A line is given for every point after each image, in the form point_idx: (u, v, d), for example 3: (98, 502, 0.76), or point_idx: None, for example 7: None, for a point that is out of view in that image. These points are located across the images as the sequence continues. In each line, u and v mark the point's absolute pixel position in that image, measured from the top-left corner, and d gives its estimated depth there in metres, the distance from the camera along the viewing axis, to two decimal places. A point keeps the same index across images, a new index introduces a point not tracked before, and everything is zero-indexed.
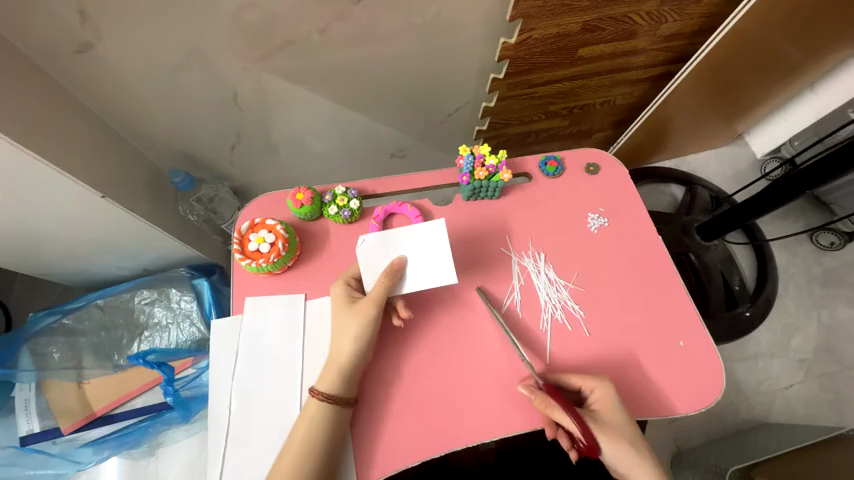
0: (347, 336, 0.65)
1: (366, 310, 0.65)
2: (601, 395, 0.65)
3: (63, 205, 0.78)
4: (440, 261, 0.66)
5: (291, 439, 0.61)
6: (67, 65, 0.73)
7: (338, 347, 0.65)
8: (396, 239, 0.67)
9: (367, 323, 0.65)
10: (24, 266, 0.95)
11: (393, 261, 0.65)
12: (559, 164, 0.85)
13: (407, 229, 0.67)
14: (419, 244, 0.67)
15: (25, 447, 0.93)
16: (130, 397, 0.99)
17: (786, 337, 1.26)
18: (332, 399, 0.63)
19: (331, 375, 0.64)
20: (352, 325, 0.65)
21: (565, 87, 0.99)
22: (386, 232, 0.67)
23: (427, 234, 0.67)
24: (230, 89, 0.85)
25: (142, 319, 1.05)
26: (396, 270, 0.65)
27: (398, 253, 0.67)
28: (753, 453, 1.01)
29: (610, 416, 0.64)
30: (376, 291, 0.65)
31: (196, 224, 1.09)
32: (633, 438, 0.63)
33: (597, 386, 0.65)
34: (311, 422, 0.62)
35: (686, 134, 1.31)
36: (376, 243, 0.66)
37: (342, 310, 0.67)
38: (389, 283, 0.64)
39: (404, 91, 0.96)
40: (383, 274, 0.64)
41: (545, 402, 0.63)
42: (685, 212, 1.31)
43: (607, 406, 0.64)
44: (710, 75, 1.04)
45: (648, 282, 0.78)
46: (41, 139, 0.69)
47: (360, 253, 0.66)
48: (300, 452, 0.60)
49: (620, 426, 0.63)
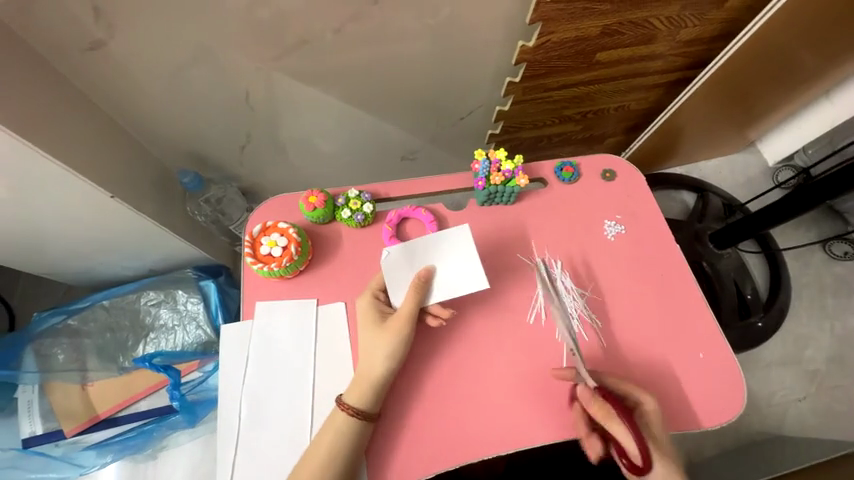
0: (379, 354, 0.63)
1: (400, 326, 0.63)
2: (651, 408, 0.62)
3: (72, 205, 0.77)
4: (467, 267, 0.67)
5: (313, 452, 0.59)
6: (78, 62, 0.72)
7: (369, 366, 0.63)
8: (421, 251, 0.67)
9: (402, 339, 0.63)
10: (30, 265, 0.94)
11: (421, 272, 0.65)
12: (575, 169, 0.83)
13: (431, 239, 0.68)
14: (445, 253, 0.67)
15: (28, 449, 0.91)
16: (134, 400, 0.97)
17: (798, 348, 1.25)
18: (361, 415, 0.60)
19: (359, 390, 0.62)
20: (386, 341, 0.63)
21: (580, 92, 0.97)
22: (409, 244, 0.67)
23: (451, 243, 0.68)
24: (242, 89, 0.84)
25: (149, 320, 1.04)
26: (424, 280, 0.65)
27: (425, 265, 0.67)
28: (768, 467, 0.99)
29: (660, 429, 0.62)
30: (407, 304, 0.64)
31: (204, 224, 1.07)
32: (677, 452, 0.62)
33: (646, 397, 0.63)
34: (337, 433, 0.60)
35: (698, 141, 1.29)
36: (401, 255, 0.67)
37: (371, 326, 0.65)
38: (419, 293, 0.64)
39: (417, 94, 0.95)
40: (412, 287, 0.64)
41: (606, 412, 0.59)
42: (697, 219, 1.30)
43: (656, 419, 0.62)
44: (727, 81, 1.03)
45: (667, 292, 0.76)
46: (50, 137, 0.68)
47: (385, 266, 0.66)
48: (321, 466, 0.59)
49: (667, 440, 0.62)
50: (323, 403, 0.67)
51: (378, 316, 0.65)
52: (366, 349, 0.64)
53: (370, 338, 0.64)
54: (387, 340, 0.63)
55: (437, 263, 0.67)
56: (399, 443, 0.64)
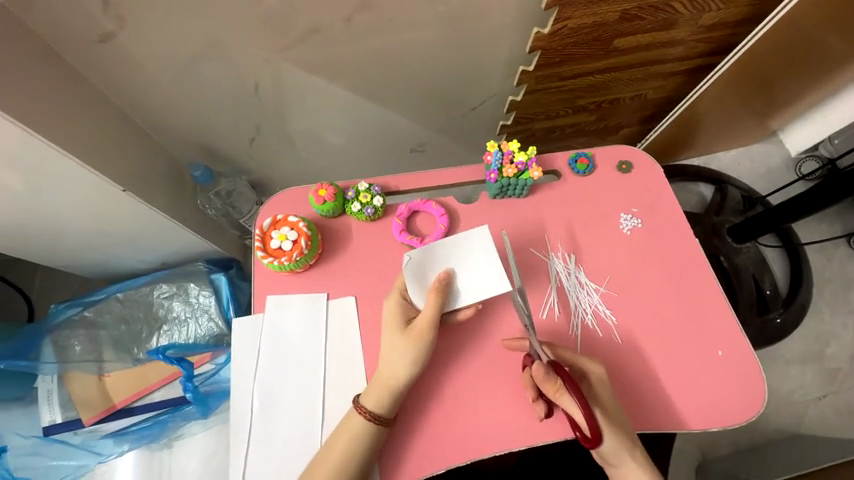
0: (402, 360, 0.61)
1: (423, 331, 0.61)
2: (600, 378, 0.63)
3: (85, 199, 0.77)
4: (488, 271, 0.66)
5: (330, 449, 0.60)
6: (88, 54, 0.72)
7: (389, 371, 0.62)
8: (440, 255, 0.66)
9: (425, 345, 0.62)
10: (48, 258, 0.96)
11: (441, 276, 0.64)
12: (590, 161, 0.81)
13: (453, 241, 0.67)
14: (464, 257, 0.67)
15: (48, 437, 0.94)
16: (149, 390, 0.98)
17: (819, 345, 1.21)
18: (379, 420, 0.60)
19: (379, 393, 0.61)
20: (409, 348, 0.61)
21: (596, 81, 0.94)
22: (432, 246, 0.66)
23: (471, 246, 0.67)
24: (250, 81, 0.83)
25: (162, 313, 1.05)
26: (445, 284, 0.64)
27: (445, 268, 0.66)
28: (785, 465, 0.98)
29: (609, 399, 0.62)
30: (429, 309, 0.62)
31: (214, 218, 1.08)
32: (627, 422, 0.62)
33: (596, 368, 0.63)
34: (351, 435, 0.60)
35: (717, 131, 1.25)
36: (421, 258, 0.65)
37: (393, 331, 0.63)
38: (441, 298, 0.63)
39: (427, 84, 0.93)
40: (433, 291, 0.62)
41: (555, 385, 0.59)
42: (715, 212, 1.26)
43: (605, 389, 0.62)
44: (751, 68, 0.98)
45: (685, 287, 0.74)
46: (62, 131, 0.68)
47: (406, 270, 0.64)
48: (336, 461, 0.59)
49: (616, 409, 0.62)
50: (335, 399, 0.67)
51: (402, 322, 0.64)
52: (388, 355, 0.62)
53: (393, 344, 0.62)
54: (410, 347, 0.61)
55: (456, 267, 0.66)
56: (411, 443, 0.64)
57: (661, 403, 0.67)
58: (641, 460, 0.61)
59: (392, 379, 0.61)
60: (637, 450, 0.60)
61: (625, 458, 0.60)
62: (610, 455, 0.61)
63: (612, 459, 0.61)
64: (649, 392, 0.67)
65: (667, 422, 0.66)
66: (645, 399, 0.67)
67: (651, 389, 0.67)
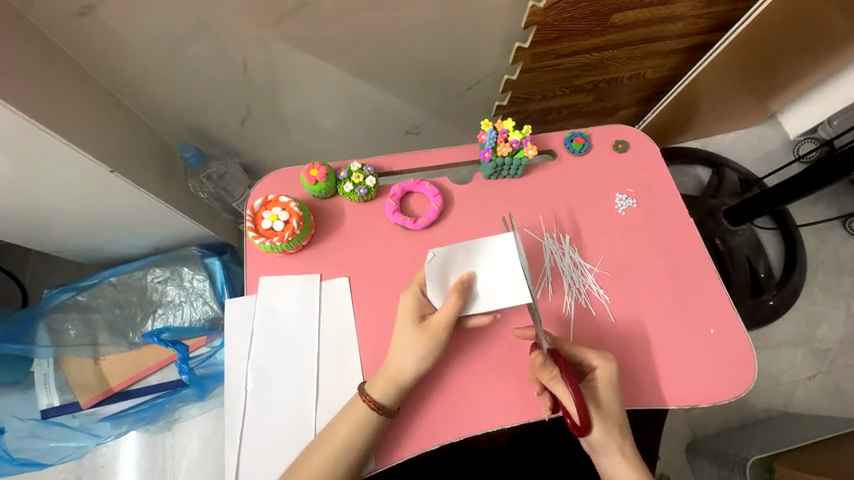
0: (412, 356, 0.61)
1: (437, 331, 0.61)
2: (607, 375, 0.61)
3: (73, 181, 0.76)
4: (511, 279, 0.64)
5: (333, 435, 0.60)
6: (69, 29, 0.69)
7: (400, 366, 0.61)
8: (466, 255, 0.65)
9: (436, 343, 0.61)
10: (39, 243, 0.95)
11: (463, 278, 0.63)
12: (585, 140, 0.80)
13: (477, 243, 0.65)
14: (488, 258, 0.65)
15: (47, 420, 0.95)
16: (145, 373, 1.00)
17: (811, 327, 1.22)
18: (380, 410, 0.61)
19: (385, 385, 0.61)
20: (418, 344, 0.61)
21: (593, 59, 0.92)
22: (455, 246, 0.64)
23: (496, 248, 0.65)
24: (238, 58, 0.81)
25: (156, 297, 1.04)
26: (466, 286, 0.62)
27: (467, 270, 0.65)
28: (773, 442, 1.00)
29: (609, 397, 0.61)
30: (446, 309, 0.61)
31: (206, 201, 1.06)
32: (623, 419, 0.62)
33: (606, 365, 0.61)
34: (357, 423, 0.60)
35: (715, 113, 1.23)
36: (445, 258, 0.64)
37: (405, 325, 0.63)
38: (460, 300, 0.61)
39: (421, 62, 0.90)
40: (454, 293, 0.61)
41: (552, 373, 0.59)
42: (712, 194, 1.26)
43: (608, 387, 0.61)
44: (751, 47, 0.97)
45: (678, 267, 0.74)
46: (44, 109, 0.66)
47: (429, 267, 0.63)
48: (338, 449, 0.59)
49: (614, 406, 0.61)
50: (332, 381, 0.67)
51: (416, 318, 0.63)
52: (398, 348, 0.62)
53: (404, 338, 0.62)
54: (421, 344, 0.61)
55: (479, 268, 0.65)
56: (410, 420, 0.65)
57: (652, 379, 0.67)
58: (630, 457, 0.61)
59: (398, 370, 0.61)
60: (626, 445, 0.61)
61: (612, 450, 0.61)
62: (599, 445, 0.61)
63: (599, 449, 0.62)
64: (642, 369, 0.68)
65: (658, 399, 0.67)
66: (637, 378, 0.68)
67: (642, 367, 0.68)
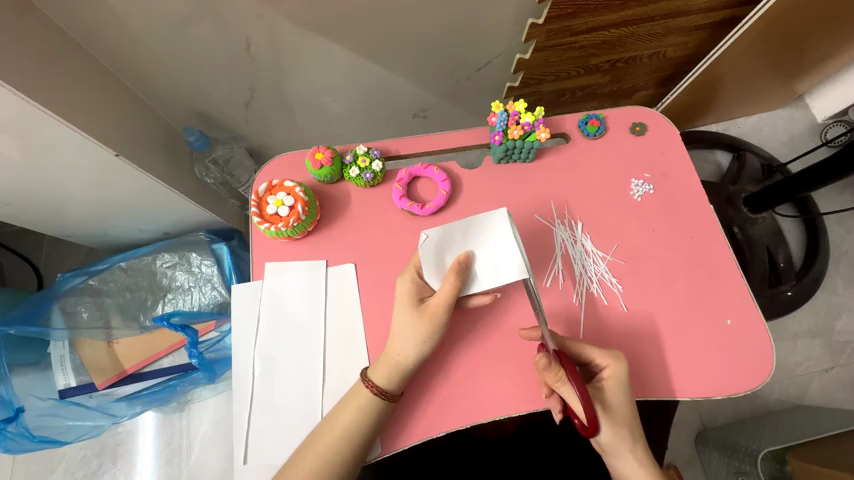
0: (413, 340, 0.60)
1: (436, 314, 0.60)
2: (616, 375, 0.60)
3: (77, 165, 0.75)
4: (507, 255, 0.60)
5: (335, 420, 0.60)
6: (67, 6, 0.67)
7: (401, 350, 0.61)
8: (462, 229, 0.61)
9: (436, 326, 0.60)
10: (51, 227, 0.96)
11: (459, 259, 0.59)
12: (601, 123, 0.76)
13: (471, 220, 0.61)
14: (485, 237, 0.61)
15: (65, 399, 0.98)
16: (158, 356, 1.03)
17: (830, 318, 1.19)
18: (383, 396, 0.61)
19: (388, 371, 0.61)
20: (419, 329, 0.60)
21: (611, 36, 0.88)
22: (449, 225, 0.61)
23: (492, 223, 0.61)
24: (241, 37, 0.78)
25: (165, 282, 1.05)
26: (463, 266, 0.59)
27: (464, 250, 0.62)
28: (787, 433, 0.98)
29: (619, 398, 0.60)
30: (444, 293, 0.59)
31: (213, 187, 1.05)
32: (634, 420, 0.60)
33: (616, 365, 0.60)
34: (359, 408, 0.60)
35: (738, 95, 1.18)
36: (440, 238, 0.61)
37: (403, 310, 0.62)
38: (458, 281, 0.58)
39: (430, 41, 0.87)
40: (451, 274, 0.58)
41: (558, 376, 0.56)
42: (731, 181, 1.21)
43: (618, 388, 0.60)
44: (782, 22, 0.91)
45: (695, 255, 0.71)
46: (49, 93, 0.65)
47: (423, 250, 0.61)
48: (342, 436, 0.59)
49: (626, 406, 0.60)
50: (337, 366, 0.67)
51: (414, 302, 0.62)
52: (398, 333, 0.61)
53: (403, 322, 0.62)
54: (420, 327, 0.60)
55: (476, 247, 0.61)
56: (414, 408, 0.65)
57: (664, 370, 0.66)
58: (641, 457, 0.60)
59: (399, 355, 0.61)
60: (638, 446, 0.60)
61: (624, 452, 0.60)
62: (611, 446, 0.60)
63: (610, 450, 0.61)
64: (654, 360, 0.66)
65: (669, 391, 0.65)
66: (648, 368, 0.66)
67: (654, 358, 0.66)
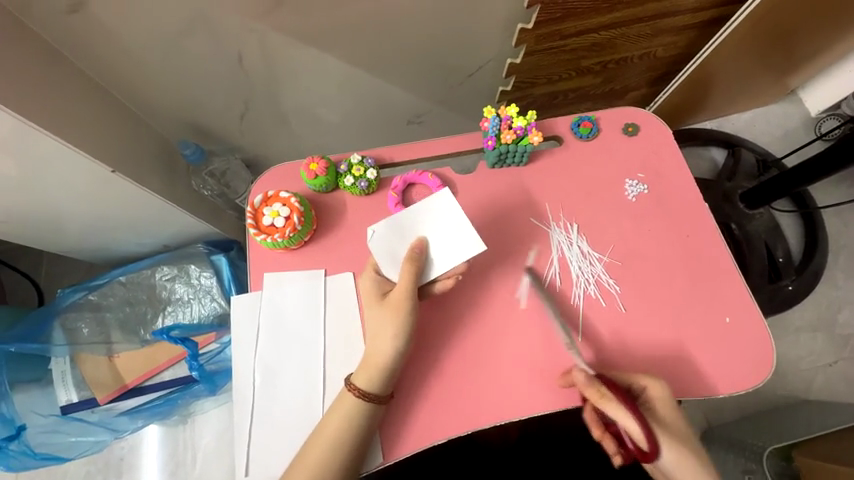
0: (386, 335, 0.61)
1: (400, 303, 0.61)
2: (660, 392, 0.60)
3: (76, 182, 0.76)
4: (459, 234, 0.65)
5: (322, 430, 0.60)
6: (61, 26, 0.68)
7: (376, 345, 0.61)
8: (411, 221, 0.66)
9: (405, 318, 0.61)
10: (51, 243, 0.96)
11: (414, 245, 0.64)
12: (593, 124, 0.77)
13: (416, 210, 0.67)
14: (432, 222, 0.66)
15: (67, 416, 0.98)
16: (158, 370, 1.02)
17: (832, 312, 1.18)
18: (367, 397, 0.60)
19: (368, 373, 0.61)
20: (389, 321, 0.61)
21: (601, 38, 0.88)
22: (395, 218, 0.66)
23: (433, 211, 0.67)
24: (234, 51, 0.79)
25: (165, 295, 1.06)
26: (418, 251, 0.63)
27: (415, 237, 0.66)
28: (792, 428, 0.97)
29: (670, 413, 0.60)
30: (403, 281, 0.62)
31: (210, 199, 1.05)
32: (689, 436, 0.60)
33: (653, 384, 0.60)
34: (346, 413, 0.60)
35: (730, 92, 1.18)
36: (389, 231, 0.65)
37: (372, 307, 0.64)
38: (414, 265, 0.62)
39: (422, 48, 0.87)
40: (407, 261, 0.62)
41: (601, 393, 0.57)
42: (727, 178, 1.21)
43: (666, 405, 0.60)
44: (771, 17, 0.91)
45: (692, 254, 0.71)
46: (46, 111, 0.66)
47: (373, 245, 0.65)
48: (331, 448, 0.59)
49: (678, 422, 0.60)
50: (336, 375, 0.67)
51: (378, 297, 0.64)
52: (372, 331, 0.62)
53: (375, 319, 0.63)
54: (390, 320, 0.61)
55: (425, 232, 0.66)
56: (413, 416, 0.64)
57: (664, 370, 0.66)
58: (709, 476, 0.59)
59: (377, 354, 0.61)
60: (703, 464, 0.59)
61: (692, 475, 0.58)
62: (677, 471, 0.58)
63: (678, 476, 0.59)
64: (655, 360, 0.66)
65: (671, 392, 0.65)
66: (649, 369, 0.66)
67: (654, 358, 0.66)
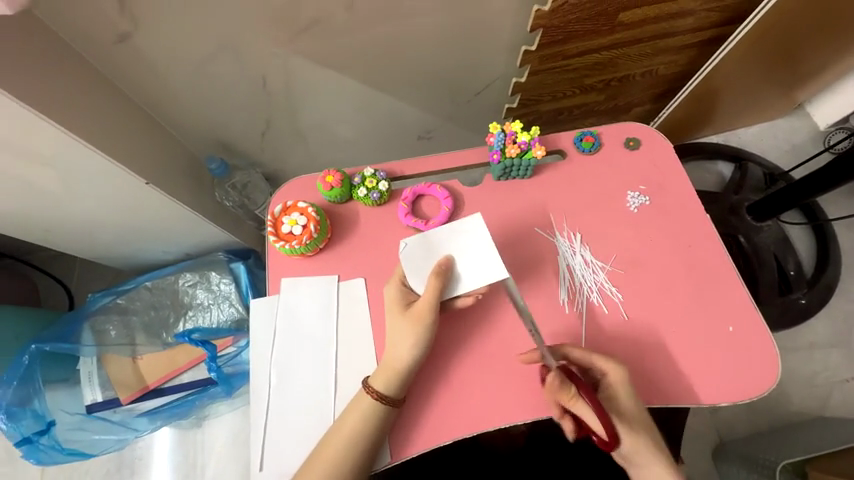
0: (406, 343, 0.64)
1: (422, 316, 0.64)
2: (618, 380, 0.62)
3: (113, 193, 0.82)
4: (487, 258, 0.63)
5: (339, 429, 0.63)
6: (108, 53, 0.75)
7: (396, 352, 0.65)
8: (441, 238, 0.66)
9: (425, 328, 0.64)
10: (85, 250, 1.03)
11: (440, 261, 0.64)
12: (595, 139, 0.80)
13: (448, 227, 0.66)
14: (462, 242, 0.65)
15: (92, 414, 1.03)
16: (177, 372, 1.07)
17: (848, 326, 1.16)
18: (384, 399, 0.63)
19: (386, 376, 0.64)
20: (410, 331, 0.64)
21: (602, 58, 0.93)
22: (427, 233, 0.66)
23: (467, 231, 0.65)
24: (259, 74, 0.86)
25: (187, 300, 1.11)
26: (444, 269, 0.64)
27: (444, 254, 0.66)
28: (807, 445, 0.95)
29: (630, 404, 0.62)
30: (428, 295, 0.63)
31: (232, 209, 1.12)
32: (652, 427, 0.63)
33: (616, 370, 0.62)
34: (362, 413, 0.63)
35: (735, 107, 1.20)
36: (419, 244, 0.66)
37: (395, 315, 0.66)
38: (439, 282, 0.63)
39: (432, 69, 0.93)
40: (432, 277, 0.63)
41: (568, 391, 0.61)
42: (733, 190, 1.22)
43: (625, 394, 0.62)
44: (770, 36, 0.94)
45: (694, 264, 0.73)
46: (92, 129, 0.73)
47: (403, 257, 0.66)
48: (346, 446, 0.61)
49: (640, 414, 0.62)
50: (348, 376, 0.70)
51: (402, 306, 0.67)
52: (393, 338, 0.65)
53: (396, 327, 0.66)
54: (411, 330, 0.64)
55: (455, 251, 0.65)
56: (421, 417, 0.67)
57: (667, 377, 0.67)
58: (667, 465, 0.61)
59: (397, 360, 0.64)
60: (662, 454, 0.61)
61: (648, 462, 0.61)
62: (635, 457, 0.62)
63: (636, 462, 0.62)
64: (658, 367, 0.67)
65: (674, 399, 0.66)
66: (652, 376, 0.67)
67: (657, 365, 0.67)
